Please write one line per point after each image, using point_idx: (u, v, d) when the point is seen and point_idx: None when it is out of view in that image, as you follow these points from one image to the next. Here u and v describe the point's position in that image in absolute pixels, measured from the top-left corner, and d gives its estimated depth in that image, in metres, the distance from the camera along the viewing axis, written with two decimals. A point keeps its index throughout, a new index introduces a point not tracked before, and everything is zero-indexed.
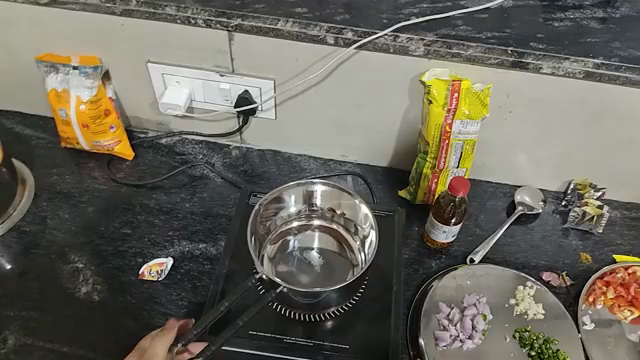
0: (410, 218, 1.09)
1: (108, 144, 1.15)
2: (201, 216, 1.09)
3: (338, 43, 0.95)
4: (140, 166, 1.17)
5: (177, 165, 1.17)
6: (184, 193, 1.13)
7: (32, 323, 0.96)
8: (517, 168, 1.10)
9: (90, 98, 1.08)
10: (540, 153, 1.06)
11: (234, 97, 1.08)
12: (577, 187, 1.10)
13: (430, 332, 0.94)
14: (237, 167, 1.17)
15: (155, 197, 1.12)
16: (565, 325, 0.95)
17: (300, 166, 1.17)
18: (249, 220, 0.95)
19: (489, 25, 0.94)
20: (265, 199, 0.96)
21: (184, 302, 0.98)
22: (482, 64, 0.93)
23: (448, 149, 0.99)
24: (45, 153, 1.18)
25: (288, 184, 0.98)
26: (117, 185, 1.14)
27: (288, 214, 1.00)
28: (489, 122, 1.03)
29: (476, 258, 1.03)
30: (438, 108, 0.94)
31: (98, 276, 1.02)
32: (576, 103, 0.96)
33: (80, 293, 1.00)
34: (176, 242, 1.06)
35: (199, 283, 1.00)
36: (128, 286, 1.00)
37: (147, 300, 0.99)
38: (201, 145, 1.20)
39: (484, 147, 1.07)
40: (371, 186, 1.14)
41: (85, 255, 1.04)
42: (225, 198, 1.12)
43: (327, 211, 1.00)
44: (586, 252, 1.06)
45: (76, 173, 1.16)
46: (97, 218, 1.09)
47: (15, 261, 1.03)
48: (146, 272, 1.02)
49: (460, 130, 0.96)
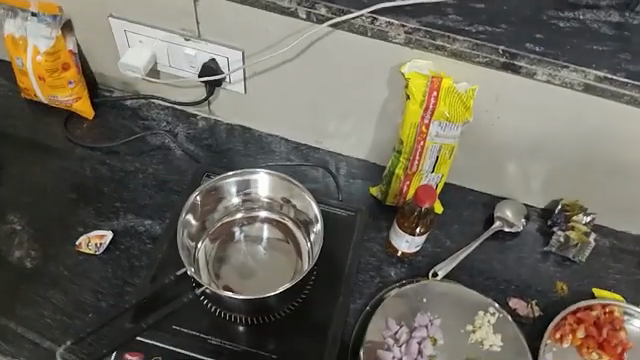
0: (376, 220, 1.00)
1: (66, 100, 1.06)
2: (153, 190, 1.01)
3: (310, 18, 0.84)
4: (100, 127, 1.08)
5: (137, 130, 1.08)
6: (140, 162, 1.04)
7: None
8: (502, 180, 1.00)
9: (47, 49, 1.00)
10: (527, 165, 0.96)
11: (199, 65, 0.98)
12: (565, 208, 0.98)
13: (372, 349, 0.86)
14: (201, 140, 1.08)
15: (107, 163, 1.04)
16: None
17: (270, 147, 1.08)
18: (182, 213, 0.87)
19: (482, 17, 0.81)
20: (205, 188, 0.88)
21: (118, 281, 0.92)
22: (468, 62, 0.81)
23: (423, 151, 0.89)
24: (4, 102, 1.10)
25: (228, 174, 0.90)
26: (72, 146, 1.06)
27: (231, 205, 0.92)
28: (472, 125, 0.92)
29: (439, 273, 0.93)
30: (415, 105, 0.84)
31: (34, 242, 0.95)
32: (572, 116, 0.85)
33: (12, 258, 0.93)
34: (120, 215, 0.98)
35: (136, 263, 0.93)
36: (63, 255, 0.94)
37: (79, 275, 0.92)
38: (166, 111, 1.10)
39: (467, 152, 0.97)
40: (340, 180, 1.04)
41: (25, 216, 0.98)
42: (182, 174, 1.04)
43: (276, 202, 0.92)
44: (563, 281, 0.97)
45: (31, 127, 1.08)
46: (44, 178, 1.02)
47: None
48: (84, 244, 0.94)
49: (438, 132, 0.86)
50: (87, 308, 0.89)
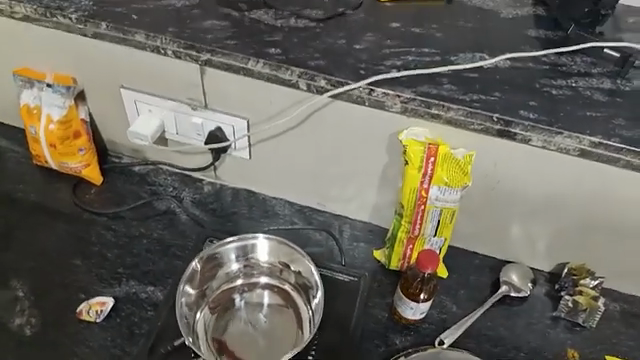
0: (380, 286, 0.99)
1: (75, 167, 1.09)
2: (157, 255, 1.02)
3: (310, 90, 0.87)
4: (108, 193, 1.10)
5: (144, 195, 1.10)
6: (145, 227, 1.06)
7: None
8: (506, 243, 0.99)
9: (60, 117, 1.04)
10: (530, 229, 0.96)
11: (207, 133, 1.01)
12: (571, 271, 0.97)
13: None
14: (206, 204, 1.09)
15: (113, 228, 1.05)
16: None
17: (274, 210, 1.09)
18: (181, 282, 0.87)
19: (477, 86, 0.84)
20: (205, 254, 0.89)
21: (117, 349, 0.91)
22: (464, 129, 0.83)
23: (424, 215, 0.89)
24: (16, 168, 1.14)
25: (227, 241, 0.90)
26: (79, 211, 1.08)
27: (231, 272, 0.92)
28: (471, 189, 0.92)
29: (445, 341, 0.91)
30: (413, 170, 0.84)
31: (36, 308, 0.95)
32: (570, 181, 0.86)
33: (12, 325, 0.93)
34: (123, 280, 0.98)
35: (137, 330, 0.92)
36: (64, 322, 0.93)
37: (78, 343, 0.91)
38: (174, 177, 1.13)
39: (470, 216, 0.97)
40: (343, 244, 1.04)
41: (27, 283, 0.98)
42: (186, 238, 1.05)
43: (276, 268, 0.92)
44: (574, 347, 0.94)
45: (41, 192, 1.10)
46: (49, 243, 1.03)
47: None
48: (85, 311, 0.94)
49: (437, 196, 0.86)
50: None
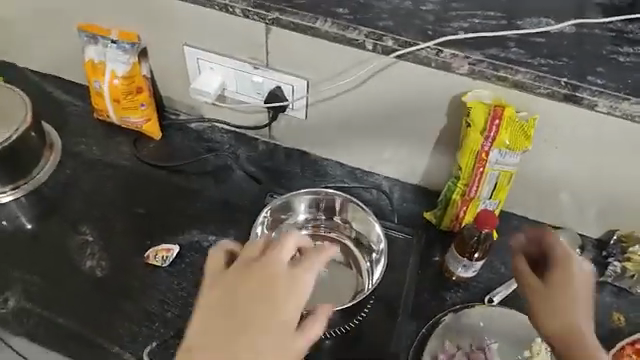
0: (431, 245, 1.02)
1: (136, 121, 1.13)
2: (217, 208, 1.07)
3: (376, 50, 0.88)
4: (167, 148, 1.14)
5: (202, 152, 1.14)
6: (204, 181, 1.10)
7: (34, 289, 0.97)
8: (559, 208, 1.01)
9: (124, 73, 1.07)
10: (584, 195, 0.97)
11: (266, 92, 1.03)
12: (620, 239, 0.99)
13: None
14: (260, 162, 1.13)
15: (174, 181, 1.10)
16: None
17: (325, 170, 1.12)
18: (253, 229, 0.95)
19: (544, 51, 0.85)
20: (273, 205, 0.97)
21: (183, 293, 0.97)
22: (530, 93, 0.85)
23: (482, 178, 0.92)
24: (77, 121, 1.18)
25: (297, 193, 0.98)
26: (141, 164, 1.12)
27: (295, 222, 1.00)
28: (529, 154, 0.94)
29: (494, 299, 0.96)
30: (475, 133, 0.87)
31: (105, 252, 1.01)
32: (631, 147, 0.87)
33: (84, 267, 0.99)
34: (187, 229, 1.04)
35: (201, 276, 0.99)
36: (133, 266, 0.99)
37: (147, 286, 0.97)
38: (229, 134, 1.16)
39: (525, 181, 0.99)
40: (395, 203, 1.08)
41: (96, 229, 1.04)
42: (243, 193, 1.09)
43: (338, 222, 1.00)
44: (620, 311, 0.98)
45: (103, 145, 1.15)
46: (115, 193, 1.08)
47: (35, 222, 1.04)
48: (152, 256, 1.00)
49: (498, 159, 0.89)
50: (154, 317, 0.95)
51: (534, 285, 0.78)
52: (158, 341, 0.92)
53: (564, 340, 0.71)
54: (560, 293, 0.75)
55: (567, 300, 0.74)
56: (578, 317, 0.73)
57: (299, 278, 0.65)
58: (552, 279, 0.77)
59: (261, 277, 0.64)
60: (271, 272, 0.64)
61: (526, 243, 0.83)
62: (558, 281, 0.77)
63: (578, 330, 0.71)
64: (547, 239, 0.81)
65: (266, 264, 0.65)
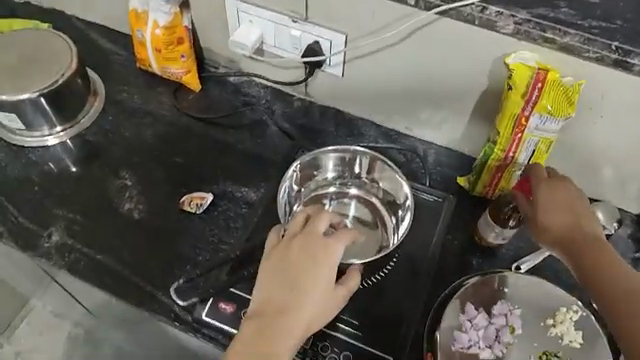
0: (460, 210, 1.02)
1: (176, 72, 1.15)
2: (251, 161, 1.09)
3: (418, 5, 0.86)
4: (205, 99, 1.16)
5: (239, 105, 1.15)
6: (240, 134, 1.12)
7: (75, 226, 1.01)
8: (599, 180, 0.98)
9: (165, 23, 1.06)
10: (627, 168, 0.94)
11: (303, 47, 1.02)
12: None
13: (449, 330, 0.87)
14: (295, 118, 1.14)
15: (210, 132, 1.12)
16: None
17: (360, 130, 1.12)
18: (282, 183, 0.97)
19: (597, 13, 0.80)
20: (302, 162, 0.98)
21: (214, 239, 1.00)
22: (578, 56, 0.81)
23: (519, 143, 0.89)
24: (121, 69, 1.21)
25: (325, 150, 0.98)
26: (179, 114, 1.15)
27: (324, 178, 1.02)
28: (571, 122, 0.91)
29: (522, 267, 0.96)
30: (516, 97, 0.84)
31: (142, 196, 1.05)
32: None
33: (122, 209, 1.03)
34: (221, 180, 1.06)
35: (232, 224, 1.01)
36: (169, 211, 1.03)
37: (180, 230, 1.01)
38: (266, 89, 1.17)
39: (564, 151, 0.96)
40: (428, 166, 1.07)
41: (135, 174, 1.07)
42: (277, 147, 1.11)
43: (365, 181, 1.01)
44: None
45: (144, 94, 1.18)
46: (154, 141, 1.11)
47: (78, 164, 1.09)
48: (187, 203, 1.03)
49: (537, 125, 0.86)
50: (186, 260, 0.98)
51: (564, 229, 0.80)
52: (184, 278, 0.96)
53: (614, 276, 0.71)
54: (586, 233, 0.78)
55: (597, 239, 0.77)
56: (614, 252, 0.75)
57: (332, 255, 0.75)
58: (577, 221, 0.80)
59: (302, 246, 0.75)
60: (310, 242, 0.75)
61: (544, 184, 0.84)
62: (582, 222, 0.80)
63: (627, 270, 0.72)
64: (559, 181, 0.84)
65: (304, 240, 0.76)
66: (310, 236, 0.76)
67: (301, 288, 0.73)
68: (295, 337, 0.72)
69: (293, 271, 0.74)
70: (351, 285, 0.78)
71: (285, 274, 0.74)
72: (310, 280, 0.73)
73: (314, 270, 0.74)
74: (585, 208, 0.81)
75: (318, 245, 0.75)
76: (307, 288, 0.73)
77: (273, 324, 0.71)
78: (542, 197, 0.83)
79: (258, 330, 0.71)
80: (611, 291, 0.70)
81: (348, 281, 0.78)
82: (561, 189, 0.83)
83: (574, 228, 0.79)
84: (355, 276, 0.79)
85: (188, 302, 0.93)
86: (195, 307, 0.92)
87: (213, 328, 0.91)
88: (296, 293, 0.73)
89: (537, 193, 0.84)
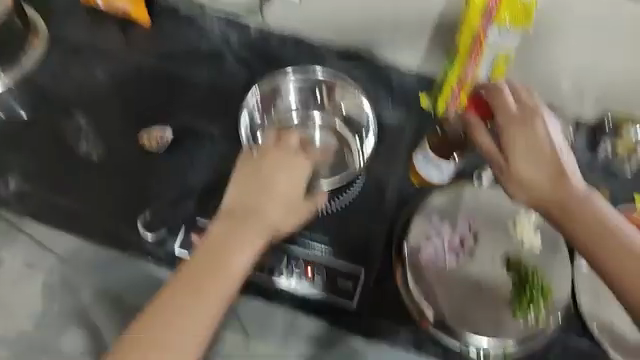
0: (424, 131, 1.03)
1: (121, 3, 1.09)
2: (210, 94, 1.06)
3: None
4: (156, 32, 1.11)
5: (192, 36, 1.11)
6: (196, 67, 1.08)
7: (32, 173, 0.98)
8: (554, 93, 1.00)
9: None
10: (580, 78, 0.96)
11: None
12: (613, 121, 0.99)
13: (415, 241, 0.91)
14: (253, 48, 1.10)
15: (165, 67, 1.08)
16: (555, 265, 0.90)
17: (320, 56, 1.10)
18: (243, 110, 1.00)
19: None
20: (261, 90, 1.02)
21: (179, 175, 0.98)
22: None
23: (479, 57, 0.89)
24: (63, 6, 1.13)
25: (283, 73, 1.02)
26: (131, 50, 1.09)
27: (287, 109, 1.04)
28: (527, 34, 0.91)
29: (483, 181, 0.97)
30: (476, 7, 0.83)
31: (100, 138, 1.01)
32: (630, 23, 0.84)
33: (80, 152, 1.00)
34: (180, 115, 1.04)
35: (196, 159, 1.00)
36: (128, 150, 1.00)
37: (142, 169, 0.99)
38: (220, 18, 1.12)
39: (521, 65, 0.97)
40: (390, 88, 1.07)
41: (90, 115, 1.03)
42: (236, 79, 1.07)
43: (327, 108, 1.03)
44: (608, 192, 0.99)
45: (90, 31, 1.11)
46: (106, 80, 1.07)
47: (27, 109, 1.03)
48: (145, 139, 1.01)
49: (496, 36, 0.86)
50: (151, 198, 0.96)
51: (545, 186, 0.71)
52: (151, 211, 0.95)
53: (605, 235, 0.68)
54: (573, 189, 0.71)
55: (583, 192, 0.70)
56: (600, 204, 0.71)
57: (303, 167, 0.76)
58: (559, 174, 0.71)
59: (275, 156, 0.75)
60: (283, 153, 0.76)
61: (515, 123, 0.74)
62: (566, 177, 0.71)
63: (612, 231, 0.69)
64: (532, 119, 0.74)
65: (277, 152, 0.76)
66: (280, 146, 0.76)
67: (268, 195, 0.73)
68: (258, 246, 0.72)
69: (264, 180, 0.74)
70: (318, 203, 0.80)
71: (256, 183, 0.74)
72: (279, 186, 0.74)
73: (284, 177, 0.74)
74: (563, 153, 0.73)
75: (291, 156, 0.76)
76: (276, 198, 0.73)
77: (239, 229, 0.71)
78: (514, 141, 0.73)
79: (217, 241, 0.71)
80: (598, 250, 0.68)
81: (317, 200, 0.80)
82: (535, 129, 0.73)
83: (556, 182, 0.71)
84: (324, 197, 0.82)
85: (157, 234, 0.94)
86: (166, 241, 0.94)
87: None
88: (263, 199, 0.73)
89: (506, 134, 0.73)
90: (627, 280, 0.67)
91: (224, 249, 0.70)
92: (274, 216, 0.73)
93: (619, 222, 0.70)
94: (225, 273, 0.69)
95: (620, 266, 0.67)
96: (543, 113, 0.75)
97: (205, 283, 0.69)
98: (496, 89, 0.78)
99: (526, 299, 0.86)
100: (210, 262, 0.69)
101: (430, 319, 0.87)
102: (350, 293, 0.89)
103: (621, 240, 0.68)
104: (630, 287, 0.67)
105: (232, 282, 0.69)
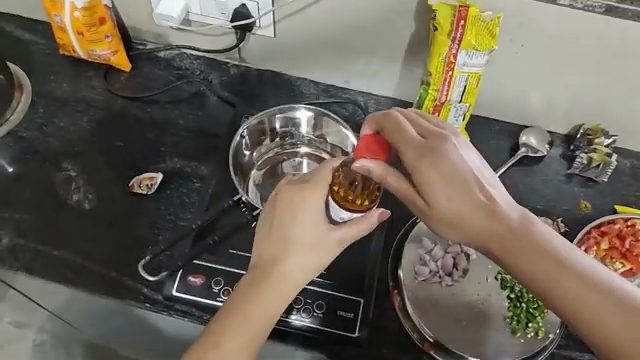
0: None
1: (104, 54, 1.10)
2: (195, 135, 1.08)
3: None
4: (139, 78, 1.14)
5: (174, 80, 1.13)
6: (179, 109, 1.11)
7: (25, 226, 0.98)
8: (527, 107, 1.05)
9: (84, 5, 1.01)
10: (549, 93, 1.00)
11: (231, 11, 1.01)
12: (587, 132, 1.04)
13: (410, 266, 0.93)
14: (234, 86, 1.13)
15: (149, 111, 1.10)
16: None
17: (300, 90, 1.13)
18: (231, 151, 0.99)
19: None
20: (249, 125, 1.01)
21: (171, 217, 1.00)
22: None
23: (451, 81, 0.93)
24: (44, 59, 1.15)
25: (271, 111, 1.02)
26: (114, 97, 1.12)
27: (274, 140, 1.04)
28: (495, 56, 0.96)
29: None
30: (442, 36, 0.88)
31: (90, 185, 1.03)
32: (591, 40, 0.89)
33: (71, 201, 1.01)
34: (168, 158, 1.05)
35: (187, 199, 1.01)
36: (118, 197, 1.01)
37: (135, 212, 1.00)
38: (200, 60, 1.15)
39: (492, 83, 1.01)
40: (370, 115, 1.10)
41: (78, 164, 1.05)
42: (220, 118, 1.10)
43: (313, 138, 1.05)
44: (587, 199, 1.04)
45: (74, 81, 1.13)
46: (92, 128, 1.08)
47: (14, 163, 1.04)
48: (136, 185, 1.02)
49: (465, 62, 0.90)
50: (145, 241, 0.97)
51: (476, 223, 0.63)
52: (151, 254, 0.95)
53: (552, 269, 0.60)
54: (505, 224, 0.63)
55: (517, 222, 0.63)
56: (539, 230, 0.62)
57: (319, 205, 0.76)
58: (488, 208, 0.63)
59: (289, 200, 0.76)
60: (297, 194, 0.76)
61: (424, 155, 0.64)
62: (494, 210, 0.63)
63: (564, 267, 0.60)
64: (439, 146, 0.65)
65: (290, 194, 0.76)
66: (296, 186, 0.77)
67: (286, 246, 0.75)
68: (277, 298, 0.73)
69: (280, 227, 0.75)
70: (347, 235, 0.75)
71: (274, 230, 0.76)
72: (297, 234, 0.75)
73: (302, 224, 0.75)
74: (484, 179, 0.65)
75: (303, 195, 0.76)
76: (294, 244, 0.75)
77: (261, 280, 0.73)
78: (427, 179, 0.64)
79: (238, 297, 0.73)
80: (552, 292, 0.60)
81: (345, 230, 0.75)
82: (446, 159, 0.64)
83: (486, 217, 0.63)
84: (362, 223, 0.74)
85: (159, 276, 0.93)
86: (164, 285, 0.93)
87: (184, 302, 0.92)
88: (284, 247, 0.75)
89: (416, 171, 0.64)
90: (588, 319, 0.59)
91: (245, 304, 0.72)
92: (296, 262, 0.74)
93: (563, 249, 0.62)
94: (245, 326, 0.71)
95: (577, 304, 0.59)
96: (450, 136, 0.66)
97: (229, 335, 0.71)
98: (390, 118, 0.68)
99: (522, 312, 0.89)
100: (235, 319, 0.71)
101: (430, 341, 0.88)
102: (350, 321, 0.89)
103: (573, 272, 0.60)
104: (591, 324, 0.59)
105: (257, 334, 0.71)
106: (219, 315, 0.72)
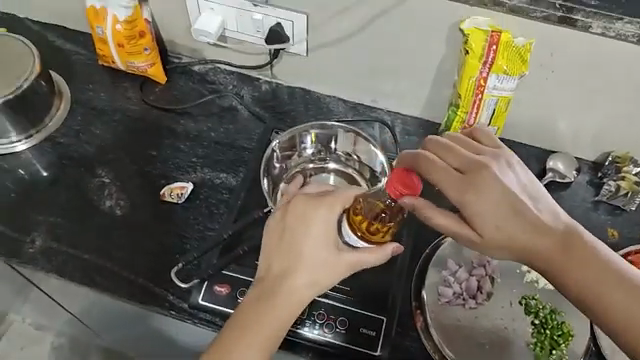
0: None
1: (141, 66, 1.14)
2: (225, 148, 1.11)
3: None
4: (173, 91, 1.17)
5: (207, 93, 1.17)
6: (211, 122, 1.14)
7: (58, 229, 1.01)
8: (554, 132, 1.05)
9: (125, 18, 1.05)
10: (578, 120, 1.01)
11: (267, 29, 1.04)
12: (615, 160, 1.03)
13: (433, 286, 0.94)
14: (264, 102, 1.16)
15: (182, 123, 1.14)
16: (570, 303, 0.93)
17: (328, 107, 1.15)
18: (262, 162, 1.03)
19: None
20: (281, 138, 1.03)
21: (200, 227, 1.02)
22: (526, 17, 0.87)
23: (480, 104, 0.94)
24: (84, 68, 1.20)
25: (305, 127, 1.04)
26: (148, 108, 1.15)
27: (304, 155, 1.06)
28: (525, 81, 0.97)
29: None
30: (473, 60, 0.89)
31: (122, 192, 1.06)
32: (622, 69, 0.89)
33: (103, 207, 1.04)
34: (198, 169, 1.08)
35: (215, 210, 1.04)
36: (149, 204, 1.04)
37: (164, 221, 1.03)
38: (232, 75, 1.18)
39: (521, 107, 1.02)
40: (397, 134, 1.11)
41: (112, 171, 1.08)
42: (250, 132, 1.13)
43: (342, 156, 1.06)
44: (615, 228, 1.03)
45: (111, 91, 1.17)
46: (126, 137, 1.12)
47: (50, 168, 1.08)
48: (167, 194, 1.04)
49: (495, 85, 0.91)
50: (172, 250, 1.00)
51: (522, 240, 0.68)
52: (183, 262, 0.97)
53: (593, 282, 0.65)
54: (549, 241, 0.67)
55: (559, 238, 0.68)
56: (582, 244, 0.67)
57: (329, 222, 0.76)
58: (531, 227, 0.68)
59: (300, 213, 0.76)
60: (308, 208, 0.76)
61: (467, 184, 0.70)
62: (540, 227, 0.68)
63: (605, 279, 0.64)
64: (480, 174, 0.70)
65: (301, 207, 0.77)
66: (308, 199, 0.77)
67: (296, 259, 0.75)
68: (284, 310, 0.72)
69: (290, 239, 0.76)
70: (365, 260, 0.76)
71: (284, 242, 0.76)
72: (307, 249, 0.75)
73: (312, 238, 0.75)
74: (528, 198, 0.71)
75: (315, 209, 0.76)
76: (303, 258, 0.75)
77: (269, 291, 0.73)
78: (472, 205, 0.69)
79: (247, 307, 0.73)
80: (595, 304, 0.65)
81: (364, 255, 0.76)
82: (487, 186, 0.69)
83: (530, 236, 0.68)
84: (377, 252, 0.77)
85: (189, 283, 0.95)
86: (190, 294, 0.95)
87: (210, 311, 0.94)
88: (294, 261, 0.75)
89: (462, 200, 0.69)
90: (633, 330, 0.63)
91: (256, 314, 0.72)
92: (304, 277, 0.74)
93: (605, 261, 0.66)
94: (254, 337, 0.71)
95: (619, 315, 0.63)
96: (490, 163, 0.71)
97: (235, 346, 0.70)
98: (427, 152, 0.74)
99: (546, 338, 0.89)
100: (241, 329, 0.71)
101: None
102: (373, 338, 0.89)
103: (617, 284, 0.64)
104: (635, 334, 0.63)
105: (261, 347, 0.70)
106: (228, 325, 0.73)
